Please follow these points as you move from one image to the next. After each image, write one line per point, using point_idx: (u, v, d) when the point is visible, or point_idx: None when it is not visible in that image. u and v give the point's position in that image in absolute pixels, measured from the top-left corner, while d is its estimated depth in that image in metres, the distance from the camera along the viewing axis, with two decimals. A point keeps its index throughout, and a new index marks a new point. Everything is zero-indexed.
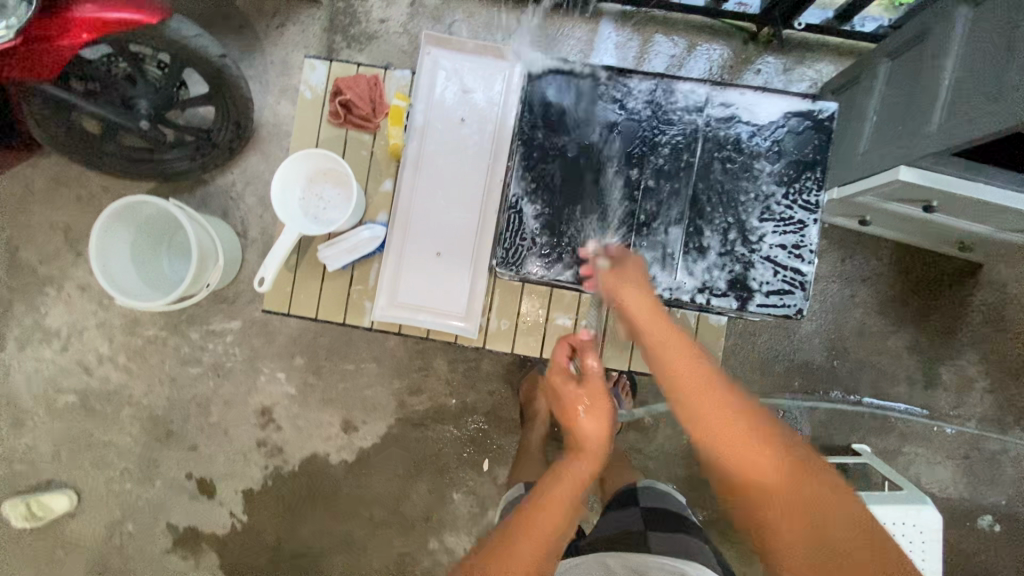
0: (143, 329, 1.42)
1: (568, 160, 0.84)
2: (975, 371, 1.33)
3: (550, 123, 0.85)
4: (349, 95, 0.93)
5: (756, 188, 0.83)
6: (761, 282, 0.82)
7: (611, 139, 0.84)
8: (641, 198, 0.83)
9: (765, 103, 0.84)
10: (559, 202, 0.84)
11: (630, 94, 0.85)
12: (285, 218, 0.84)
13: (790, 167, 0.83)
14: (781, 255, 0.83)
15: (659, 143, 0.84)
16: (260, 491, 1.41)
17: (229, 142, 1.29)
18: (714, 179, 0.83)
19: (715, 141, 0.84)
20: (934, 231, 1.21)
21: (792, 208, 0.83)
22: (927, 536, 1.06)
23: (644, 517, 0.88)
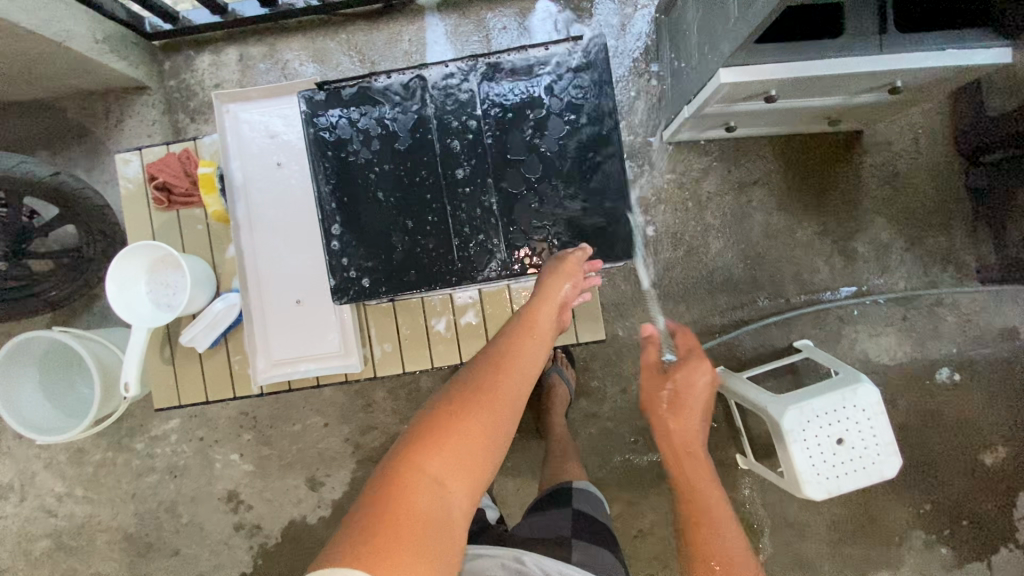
0: (90, 456, 1.42)
1: (365, 172, 0.81)
2: (889, 234, 1.33)
3: (337, 142, 0.81)
4: (164, 177, 0.91)
5: (558, 143, 0.81)
6: (588, 233, 0.81)
7: (402, 142, 0.81)
8: (446, 191, 0.81)
9: (542, 55, 0.81)
10: (369, 217, 0.82)
11: (407, 88, 0.81)
12: (131, 319, 0.84)
13: (584, 112, 0.81)
14: (598, 201, 0.81)
15: (449, 127, 0.81)
16: (252, 572, 1.41)
17: (104, 251, 1.27)
18: (515, 147, 0.81)
19: (503, 108, 0.81)
20: (797, 116, 1.20)
21: (597, 152, 0.81)
22: (871, 413, 1.06)
23: (573, 521, 0.86)
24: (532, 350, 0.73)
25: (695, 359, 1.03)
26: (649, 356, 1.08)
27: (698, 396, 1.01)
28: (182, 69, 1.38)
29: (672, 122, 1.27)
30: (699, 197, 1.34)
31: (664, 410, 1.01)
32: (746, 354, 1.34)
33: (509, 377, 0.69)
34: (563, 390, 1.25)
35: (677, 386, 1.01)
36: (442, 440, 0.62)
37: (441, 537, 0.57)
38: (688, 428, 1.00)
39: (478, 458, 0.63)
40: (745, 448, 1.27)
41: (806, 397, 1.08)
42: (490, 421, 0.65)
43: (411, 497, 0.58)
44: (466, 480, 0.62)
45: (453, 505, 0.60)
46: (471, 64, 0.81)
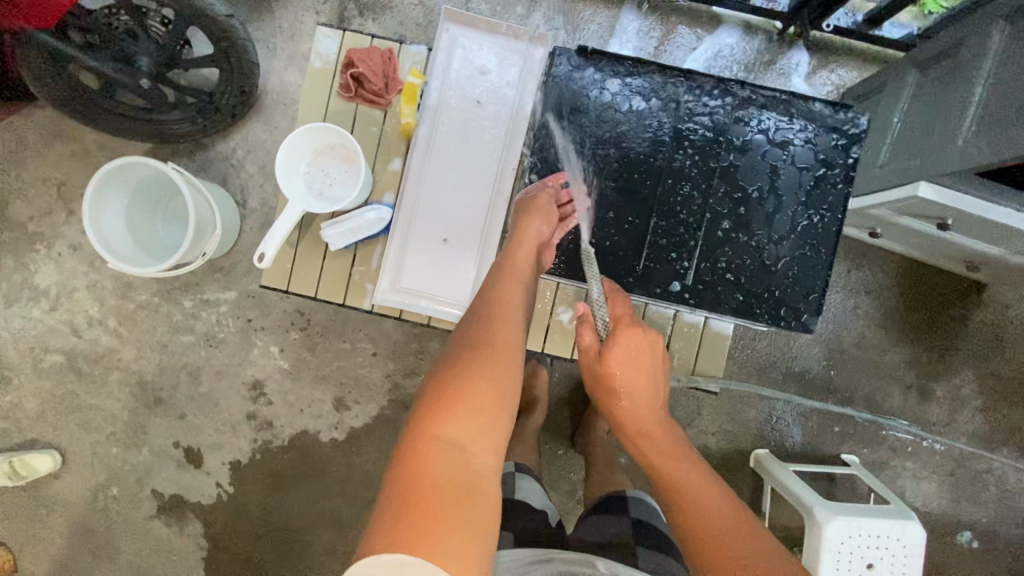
0: (135, 294, 1.39)
1: (593, 149, 0.82)
2: (969, 389, 1.34)
3: (576, 112, 0.83)
4: (362, 68, 0.88)
5: (779, 198, 0.82)
6: (778, 292, 0.82)
7: (636, 137, 0.82)
8: (659, 200, 0.82)
9: (796, 108, 0.82)
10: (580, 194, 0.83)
11: (661, 86, 0.82)
12: (289, 192, 0.81)
13: (813, 180, 0.82)
14: (798, 265, 0.82)
15: (685, 141, 0.82)
16: (247, 463, 1.41)
17: (232, 107, 1.25)
18: (740, 186, 0.82)
19: (742, 142, 0.82)
20: (944, 249, 1.19)
21: (813, 221, 0.82)
22: (909, 551, 1.07)
23: (633, 528, 0.86)
24: (516, 294, 0.76)
25: (623, 327, 0.77)
26: (584, 338, 0.78)
27: (641, 371, 0.78)
28: None
29: None
30: None
31: (609, 395, 0.80)
32: (792, 447, 1.35)
33: (502, 329, 0.71)
34: None
35: (611, 370, 0.77)
36: (450, 403, 0.63)
37: (476, 499, 0.58)
38: (636, 411, 0.81)
39: (492, 411, 0.64)
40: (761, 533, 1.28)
41: (855, 514, 1.08)
42: (494, 372, 0.66)
43: (433, 465, 0.59)
44: (485, 437, 0.63)
45: (475, 463, 0.61)
46: (726, 92, 0.82)
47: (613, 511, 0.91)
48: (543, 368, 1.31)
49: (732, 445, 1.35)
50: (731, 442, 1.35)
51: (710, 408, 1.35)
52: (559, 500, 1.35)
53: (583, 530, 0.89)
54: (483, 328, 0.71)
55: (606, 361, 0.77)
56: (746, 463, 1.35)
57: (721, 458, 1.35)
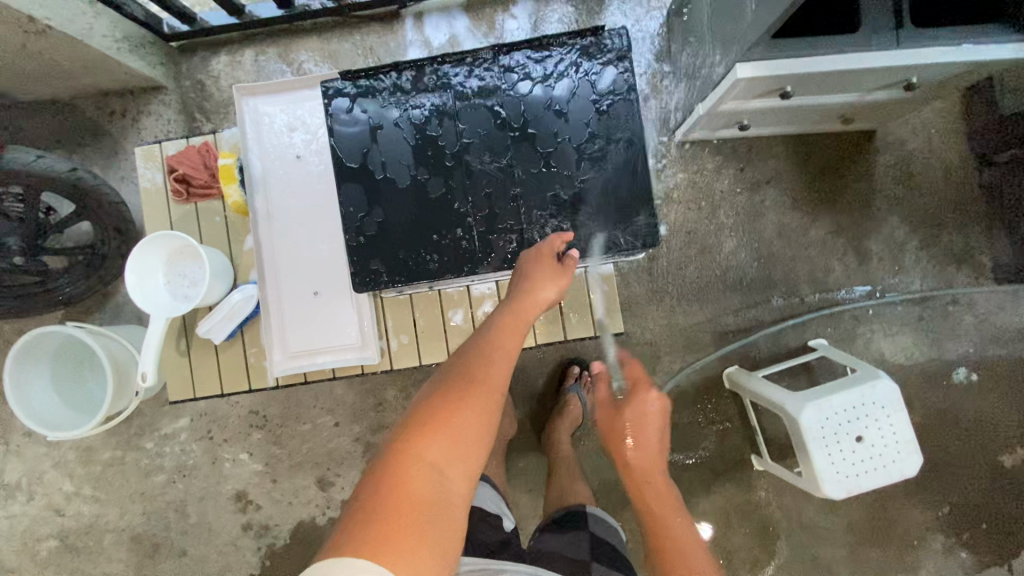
0: (99, 455, 1.41)
1: (388, 159, 0.81)
2: (902, 233, 1.33)
3: (360, 128, 0.82)
4: (183, 169, 0.92)
5: (576, 136, 0.81)
6: (608, 224, 0.81)
7: (423, 133, 0.82)
8: (464, 182, 0.81)
9: (560, 44, 0.82)
10: (390, 202, 0.81)
11: (428, 74, 0.82)
12: (149, 308, 0.84)
13: (602, 103, 0.81)
14: (622, 189, 0.81)
15: (469, 118, 0.82)
16: (260, 574, 1.40)
17: (118, 249, 1.28)
18: (534, 140, 0.81)
19: (523, 97, 0.81)
20: (812, 114, 1.20)
21: (616, 143, 0.81)
22: (890, 409, 1.06)
23: (592, 548, 0.85)
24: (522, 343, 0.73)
25: (646, 394, 0.96)
26: (601, 393, 1.01)
27: (655, 428, 0.95)
28: (198, 71, 1.40)
29: (684, 122, 1.27)
30: (712, 196, 1.34)
31: (617, 441, 0.95)
32: (760, 353, 1.33)
33: (498, 367, 0.69)
34: (576, 411, 1.24)
35: (626, 421, 0.95)
36: (435, 424, 0.62)
37: (442, 521, 0.57)
38: (646, 464, 0.94)
39: (479, 449, 0.63)
40: (760, 447, 1.26)
41: (824, 395, 1.07)
42: (483, 406, 0.64)
43: (407, 480, 0.58)
44: (467, 469, 0.62)
45: (450, 491, 0.60)
46: (490, 57, 0.82)
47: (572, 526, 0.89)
48: None
49: (702, 375, 1.34)
50: (700, 372, 1.34)
51: (667, 348, 1.34)
52: None
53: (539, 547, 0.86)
54: (487, 365, 0.68)
55: (625, 415, 0.96)
56: (723, 387, 1.33)
57: (697, 390, 1.34)
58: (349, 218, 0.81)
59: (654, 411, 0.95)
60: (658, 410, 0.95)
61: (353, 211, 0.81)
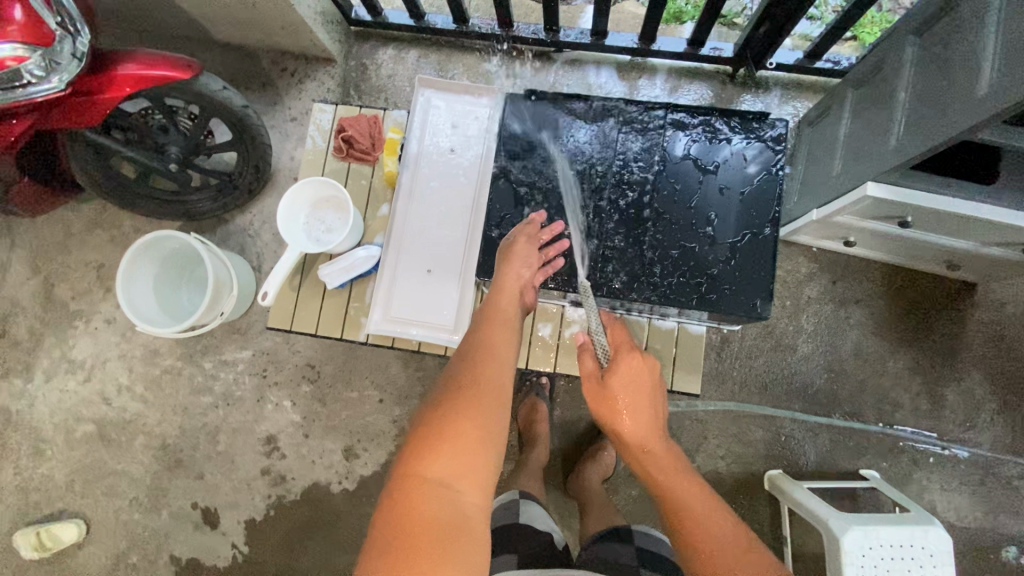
0: (161, 360, 1.50)
1: (537, 174, 0.89)
2: (981, 391, 1.31)
3: (522, 140, 0.90)
4: (352, 132, 1.03)
5: (713, 198, 0.85)
6: (723, 283, 0.83)
7: (574, 159, 0.89)
8: (598, 211, 0.87)
9: (720, 118, 0.89)
10: (530, 211, 0.88)
11: (596, 112, 0.90)
12: (289, 238, 0.92)
13: (746, 178, 0.86)
14: (743, 258, 0.83)
15: (619, 159, 0.88)
16: (262, 520, 1.43)
17: (249, 184, 1.41)
18: (674, 192, 0.86)
19: (674, 153, 0.88)
20: (922, 251, 1.23)
21: (749, 215, 0.85)
22: (938, 561, 1.02)
23: (639, 557, 0.83)
24: (505, 334, 0.77)
25: (625, 355, 0.86)
26: (586, 364, 0.86)
27: (641, 390, 0.84)
28: (365, 55, 1.55)
29: (791, 223, 1.32)
30: (798, 299, 1.36)
31: (613, 414, 0.82)
32: (807, 466, 1.31)
33: (487, 367, 0.72)
34: (611, 459, 1.26)
35: (614, 389, 0.83)
36: (436, 442, 0.64)
37: (463, 538, 0.59)
38: (644, 430, 0.82)
39: (479, 449, 0.64)
40: (786, 560, 1.22)
41: (872, 523, 1.04)
42: (478, 408, 0.67)
43: (420, 506, 0.60)
44: (474, 475, 0.63)
45: (463, 504, 0.61)
46: (654, 113, 0.90)
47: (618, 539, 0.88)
48: (543, 400, 1.31)
49: (744, 468, 1.32)
50: (742, 465, 1.32)
51: (716, 431, 1.33)
52: (571, 538, 1.32)
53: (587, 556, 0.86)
54: (471, 365, 0.72)
55: (608, 386, 0.83)
56: (761, 487, 1.31)
57: (735, 482, 1.32)
58: (495, 218, 0.89)
59: (634, 363, 0.84)
60: (645, 371, 0.84)
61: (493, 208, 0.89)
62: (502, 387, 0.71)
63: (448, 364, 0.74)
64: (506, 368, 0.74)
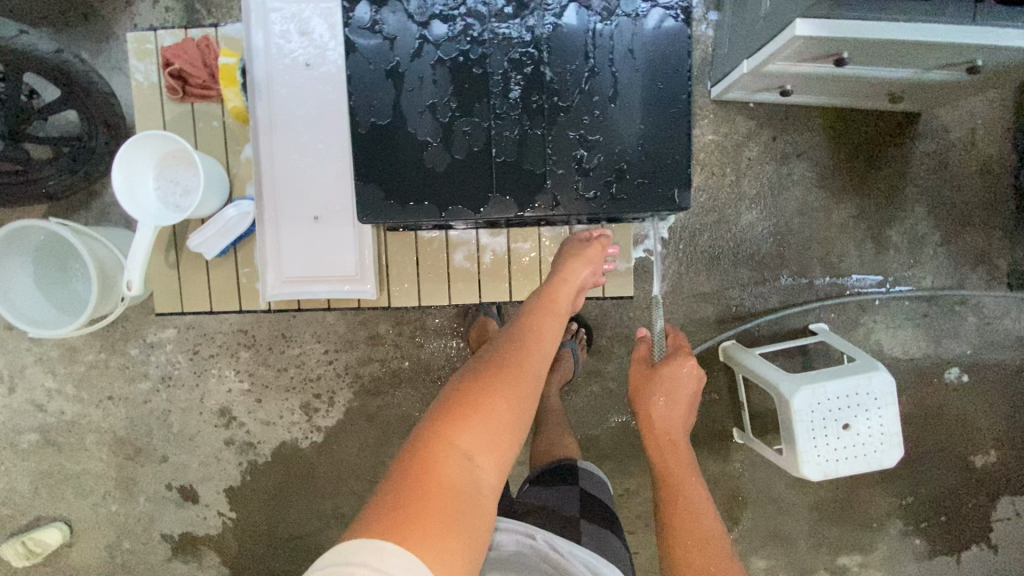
0: (82, 356, 1.39)
1: (394, 73, 0.70)
2: (925, 226, 1.29)
3: (371, 27, 0.70)
4: (179, 64, 0.84)
5: (615, 67, 0.70)
6: (638, 177, 0.71)
7: (436, 45, 0.70)
8: (478, 109, 0.70)
9: None
10: (401, 122, 0.71)
11: None
12: (136, 212, 0.78)
13: (651, 31, 0.69)
14: (655, 144, 0.71)
15: (493, 32, 0.69)
16: (240, 486, 1.43)
17: (108, 146, 1.20)
18: (568, 68, 0.70)
19: (561, 12, 0.69)
20: (861, 87, 1.12)
21: (661, 81, 0.70)
22: (882, 402, 1.05)
23: (581, 501, 0.87)
24: (552, 328, 0.81)
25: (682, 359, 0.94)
26: (639, 351, 1.01)
27: (685, 393, 0.94)
28: None
29: (723, 80, 1.19)
30: (738, 164, 1.28)
31: (648, 396, 0.94)
32: (759, 331, 1.32)
33: (533, 357, 0.75)
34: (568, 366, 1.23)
35: (660, 377, 0.93)
36: (465, 416, 0.65)
37: (471, 504, 0.60)
38: (670, 417, 0.93)
39: (503, 430, 0.66)
40: (743, 423, 1.27)
41: (819, 380, 1.05)
42: (516, 391, 0.69)
43: (437, 470, 0.60)
44: (493, 451, 0.65)
45: (479, 476, 0.63)
46: None
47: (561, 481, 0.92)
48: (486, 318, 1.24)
49: (699, 346, 1.32)
50: (698, 343, 1.32)
51: (668, 315, 1.31)
52: None
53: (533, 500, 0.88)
54: (514, 351, 0.74)
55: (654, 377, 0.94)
56: (717, 360, 1.32)
57: (691, 360, 1.33)
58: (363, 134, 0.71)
59: (684, 367, 0.93)
60: (692, 378, 0.94)
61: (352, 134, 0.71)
62: (540, 378, 0.74)
63: (490, 344, 0.77)
64: (543, 360, 0.76)
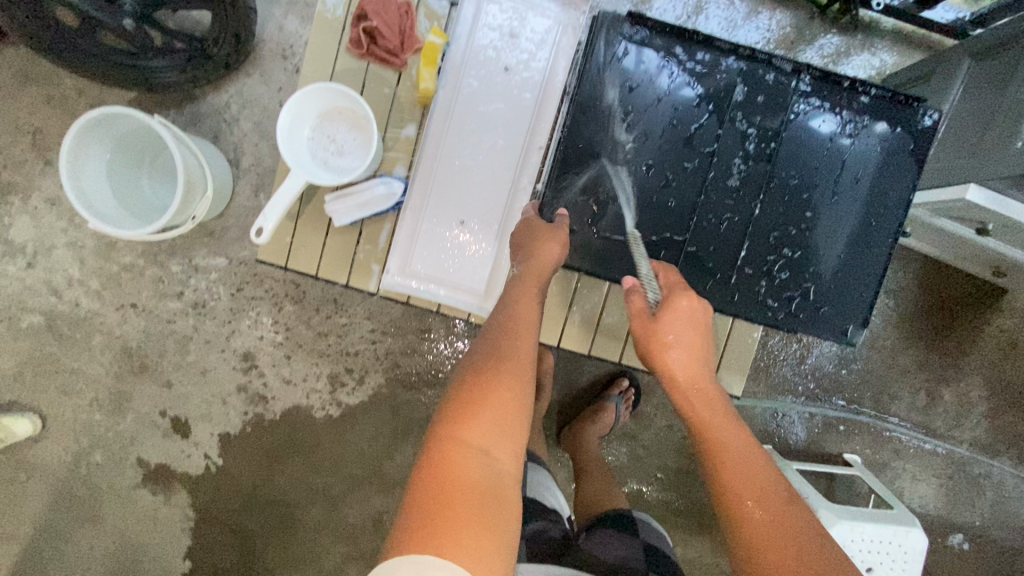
0: (118, 255, 1.31)
1: (640, 137, 0.78)
2: (977, 395, 1.32)
3: (634, 90, 0.78)
4: (377, 24, 0.80)
5: (827, 199, 0.81)
6: (821, 300, 0.82)
7: (686, 127, 0.78)
8: (704, 195, 0.80)
9: (855, 104, 0.80)
10: (632, 179, 0.79)
11: (718, 66, 0.78)
12: (292, 161, 0.73)
13: (869, 182, 0.81)
14: (843, 276, 0.82)
15: (735, 134, 0.79)
16: (238, 435, 1.36)
17: (226, 57, 1.14)
18: (788, 187, 0.80)
19: (796, 137, 0.80)
20: (975, 253, 1.15)
21: (866, 226, 0.81)
22: (909, 557, 1.07)
23: (645, 554, 0.86)
24: (529, 314, 0.72)
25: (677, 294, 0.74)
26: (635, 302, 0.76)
27: (694, 328, 0.74)
28: None
29: None
30: None
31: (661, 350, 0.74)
32: (795, 444, 1.33)
33: (516, 344, 0.68)
34: (611, 420, 1.23)
35: (663, 326, 0.73)
36: (472, 410, 0.62)
37: (495, 498, 0.58)
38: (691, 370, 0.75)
39: (510, 419, 0.63)
40: None
41: (860, 519, 1.07)
42: (513, 385, 0.64)
43: (455, 470, 0.58)
44: (507, 442, 0.62)
45: (498, 466, 0.60)
46: (785, 80, 0.78)
47: (622, 529, 0.91)
48: (548, 351, 1.24)
49: None
50: None
51: None
52: (558, 485, 1.33)
53: (596, 547, 0.87)
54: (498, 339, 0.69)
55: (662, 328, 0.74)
56: None
57: None
58: (588, 181, 0.78)
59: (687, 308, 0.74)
60: (700, 313, 0.75)
61: (587, 173, 0.78)
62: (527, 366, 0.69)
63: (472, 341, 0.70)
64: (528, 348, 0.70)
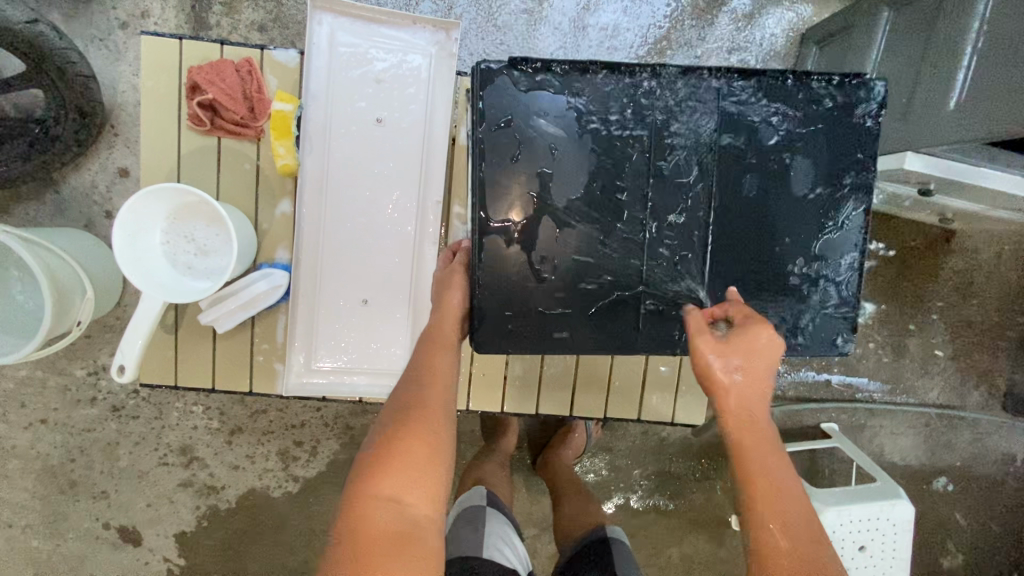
0: (13, 370, 1.16)
1: (565, 191, 0.71)
2: (941, 340, 1.31)
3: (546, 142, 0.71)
4: (213, 94, 0.77)
5: (781, 213, 0.74)
6: (801, 320, 0.77)
7: (613, 172, 0.72)
8: (649, 239, 0.73)
9: (787, 104, 0.73)
10: (567, 237, 0.72)
11: (631, 99, 0.71)
12: (142, 284, 0.68)
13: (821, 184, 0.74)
14: (822, 289, 0.76)
15: (665, 167, 0.72)
16: (195, 532, 1.26)
17: (75, 135, 0.98)
18: (735, 209, 0.74)
19: (732, 153, 0.73)
20: (921, 207, 1.10)
21: (830, 230, 0.75)
22: (899, 529, 1.05)
23: None
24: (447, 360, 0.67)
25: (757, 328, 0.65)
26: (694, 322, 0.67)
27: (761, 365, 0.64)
28: None
29: None
30: None
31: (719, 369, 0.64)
32: (773, 424, 1.30)
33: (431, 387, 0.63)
34: (581, 440, 1.17)
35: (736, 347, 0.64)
36: (383, 459, 0.56)
37: (410, 548, 0.52)
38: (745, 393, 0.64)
39: (426, 462, 0.57)
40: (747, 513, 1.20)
41: (845, 501, 1.04)
42: (428, 428, 0.59)
43: (366, 523, 0.53)
44: (424, 485, 0.56)
45: (413, 512, 0.55)
46: (703, 97, 0.72)
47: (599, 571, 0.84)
48: None
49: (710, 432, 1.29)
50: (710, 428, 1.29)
51: None
52: (542, 513, 1.28)
53: None
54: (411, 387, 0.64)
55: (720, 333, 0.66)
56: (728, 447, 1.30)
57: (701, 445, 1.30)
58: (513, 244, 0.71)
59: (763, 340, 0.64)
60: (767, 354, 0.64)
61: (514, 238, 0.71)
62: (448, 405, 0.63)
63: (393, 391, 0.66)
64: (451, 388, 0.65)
